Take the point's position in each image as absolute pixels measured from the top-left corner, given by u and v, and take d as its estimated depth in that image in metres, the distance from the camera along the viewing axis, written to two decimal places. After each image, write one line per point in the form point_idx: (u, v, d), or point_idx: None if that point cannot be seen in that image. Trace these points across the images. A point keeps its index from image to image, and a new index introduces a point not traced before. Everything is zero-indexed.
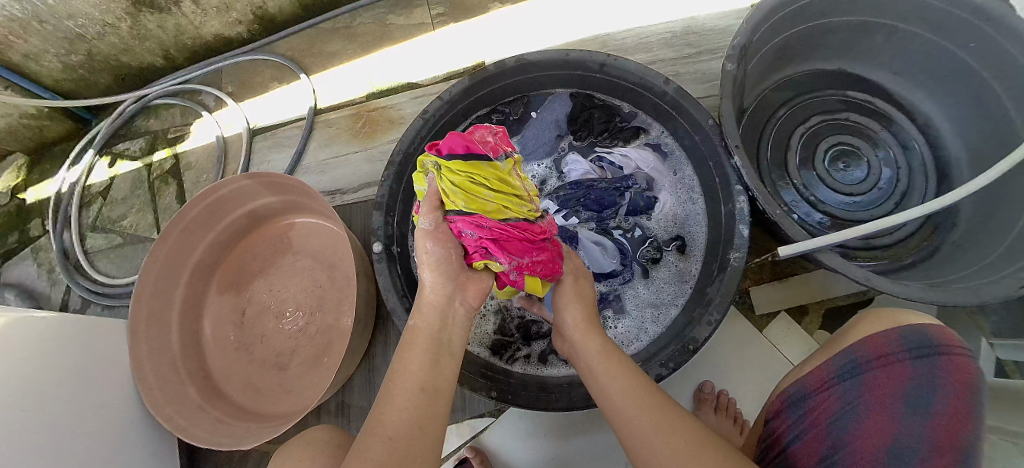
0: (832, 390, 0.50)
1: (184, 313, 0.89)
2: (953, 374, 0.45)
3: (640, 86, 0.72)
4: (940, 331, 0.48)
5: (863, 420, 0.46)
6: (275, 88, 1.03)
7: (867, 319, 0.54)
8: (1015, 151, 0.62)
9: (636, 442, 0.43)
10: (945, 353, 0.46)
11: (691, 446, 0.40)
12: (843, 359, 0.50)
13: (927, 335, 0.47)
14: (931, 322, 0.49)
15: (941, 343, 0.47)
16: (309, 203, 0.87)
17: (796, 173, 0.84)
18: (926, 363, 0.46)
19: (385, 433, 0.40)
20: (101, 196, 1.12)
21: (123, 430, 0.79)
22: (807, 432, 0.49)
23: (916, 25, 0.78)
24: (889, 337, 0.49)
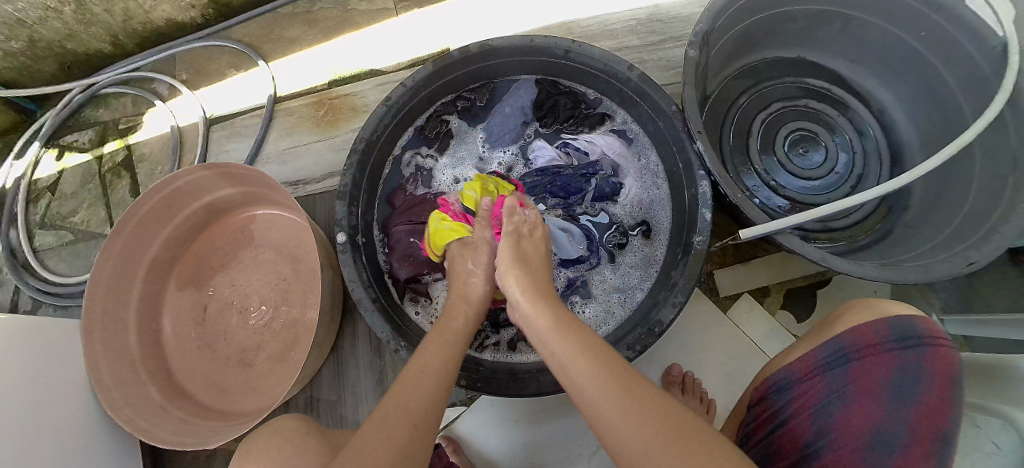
0: (819, 377, 0.51)
1: (142, 311, 0.85)
2: (936, 364, 0.47)
3: (604, 72, 0.71)
4: (926, 323, 0.49)
5: (848, 407, 0.48)
6: (232, 76, 0.99)
7: (854, 307, 0.54)
8: (965, 134, 0.64)
9: (605, 434, 0.39)
10: (930, 345, 0.47)
11: (666, 436, 0.37)
12: (832, 347, 0.51)
13: (914, 326, 0.48)
14: (918, 313, 0.50)
15: (927, 334, 0.48)
16: (271, 195, 0.84)
17: (758, 158, 0.86)
18: (911, 353, 0.48)
19: None
20: (48, 191, 1.06)
21: (80, 433, 0.76)
22: (794, 417, 0.51)
23: (872, 14, 0.81)
24: (878, 328, 0.49)
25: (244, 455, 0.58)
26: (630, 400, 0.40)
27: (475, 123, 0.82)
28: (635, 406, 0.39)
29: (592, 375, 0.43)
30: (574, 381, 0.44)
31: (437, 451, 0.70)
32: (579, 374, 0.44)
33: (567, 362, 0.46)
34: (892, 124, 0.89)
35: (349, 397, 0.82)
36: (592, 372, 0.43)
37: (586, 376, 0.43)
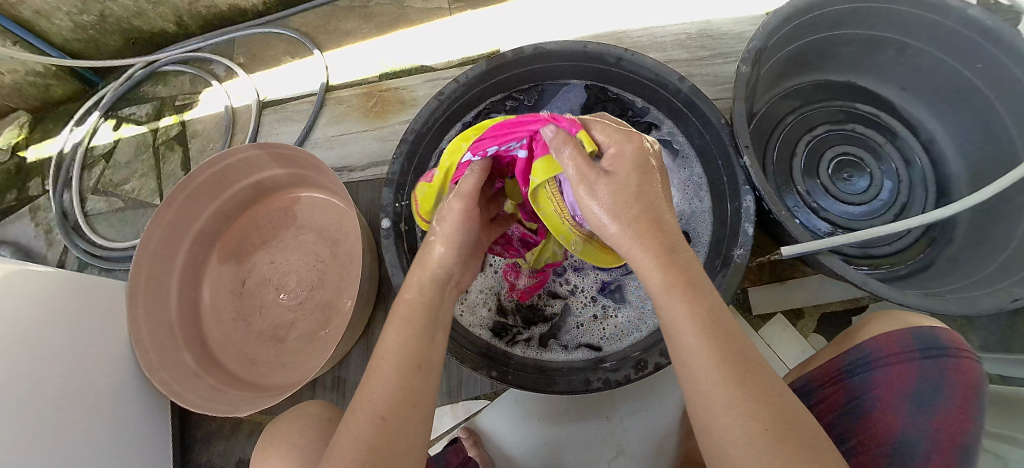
0: (841, 384, 0.52)
1: (184, 280, 0.89)
2: (959, 375, 0.47)
3: (655, 82, 0.73)
4: (950, 334, 0.49)
5: (869, 414, 0.49)
6: (287, 62, 1.03)
7: (878, 318, 0.55)
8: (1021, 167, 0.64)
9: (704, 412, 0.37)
10: (954, 355, 0.47)
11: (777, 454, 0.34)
12: (854, 356, 0.52)
13: (938, 336, 0.48)
14: (942, 325, 0.50)
15: (951, 345, 0.48)
16: (316, 177, 0.87)
17: (801, 180, 0.85)
18: (934, 363, 0.48)
19: (397, 409, 0.41)
20: (104, 159, 1.11)
21: (117, 392, 0.79)
22: (815, 422, 0.52)
23: (926, 43, 0.80)
24: (901, 338, 0.49)
25: (278, 425, 0.60)
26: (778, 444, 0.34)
27: None
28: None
29: (762, 440, 0.34)
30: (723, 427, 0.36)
31: (451, 449, 0.71)
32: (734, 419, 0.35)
33: (724, 408, 0.36)
34: (939, 155, 0.87)
35: None
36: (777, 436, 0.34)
37: (753, 433, 0.35)
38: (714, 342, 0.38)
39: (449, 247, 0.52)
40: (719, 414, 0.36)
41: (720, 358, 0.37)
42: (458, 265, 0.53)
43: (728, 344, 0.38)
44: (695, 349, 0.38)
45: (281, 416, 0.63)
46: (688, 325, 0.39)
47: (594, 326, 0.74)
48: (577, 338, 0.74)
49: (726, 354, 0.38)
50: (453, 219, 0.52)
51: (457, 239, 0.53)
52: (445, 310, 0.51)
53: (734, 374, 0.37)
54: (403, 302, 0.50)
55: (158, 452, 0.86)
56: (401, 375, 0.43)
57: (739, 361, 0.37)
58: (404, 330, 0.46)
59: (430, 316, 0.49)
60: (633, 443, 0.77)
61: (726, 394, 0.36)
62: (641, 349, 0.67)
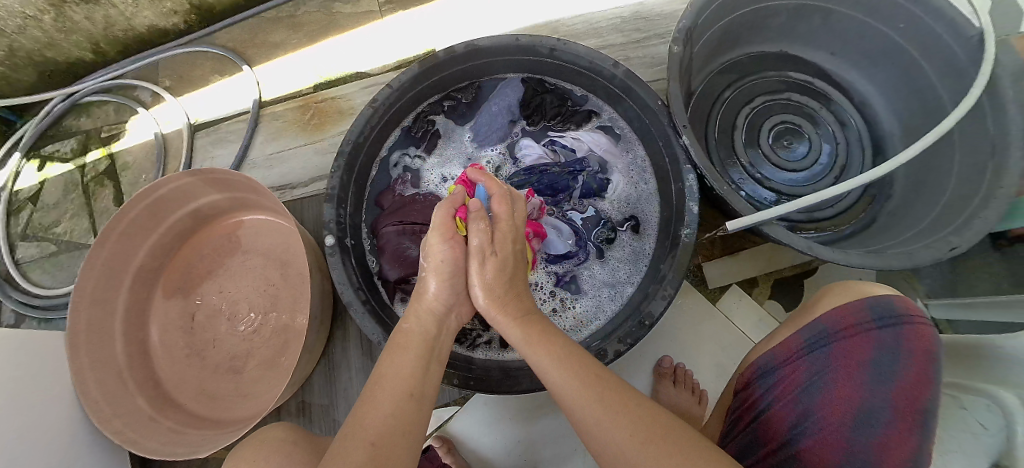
0: (802, 360, 0.51)
1: (129, 321, 0.84)
2: (914, 341, 0.48)
3: (590, 70, 0.72)
4: (903, 301, 0.50)
5: (831, 386, 0.48)
6: (216, 81, 0.98)
7: (833, 291, 0.56)
8: (945, 123, 0.66)
9: (603, 451, 0.40)
10: (907, 322, 0.48)
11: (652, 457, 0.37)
12: (813, 331, 0.52)
13: (891, 305, 0.50)
14: (895, 293, 0.52)
15: (905, 312, 0.49)
16: (256, 199, 0.83)
17: (743, 152, 0.87)
18: (890, 331, 0.49)
19: (350, 438, 0.39)
20: (30, 202, 1.04)
21: (67, 448, 0.74)
22: (778, 400, 0.51)
23: (851, 8, 0.82)
24: (858, 308, 0.50)
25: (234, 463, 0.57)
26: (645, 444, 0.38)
27: (462, 123, 0.82)
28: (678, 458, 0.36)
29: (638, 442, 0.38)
30: (609, 441, 0.40)
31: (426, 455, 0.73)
32: (615, 440, 0.39)
33: (610, 441, 0.40)
34: (873, 116, 0.90)
35: (341, 400, 0.81)
36: (637, 432, 0.39)
37: (624, 436, 0.39)
38: (577, 382, 0.44)
39: (441, 281, 0.52)
40: (604, 434, 0.40)
41: (584, 386, 0.44)
42: (455, 299, 0.54)
43: (588, 373, 0.45)
44: (568, 387, 0.44)
45: (238, 450, 0.60)
46: (562, 373, 0.46)
47: (554, 319, 0.74)
48: None
49: (581, 381, 0.44)
50: (439, 255, 0.52)
51: (447, 273, 0.52)
52: (443, 341, 0.51)
53: (594, 389, 0.43)
54: (401, 334, 0.49)
55: None
56: (395, 405, 0.41)
57: (604, 386, 0.44)
58: (400, 359, 0.45)
59: (428, 347, 0.49)
60: None
61: (601, 408, 0.42)
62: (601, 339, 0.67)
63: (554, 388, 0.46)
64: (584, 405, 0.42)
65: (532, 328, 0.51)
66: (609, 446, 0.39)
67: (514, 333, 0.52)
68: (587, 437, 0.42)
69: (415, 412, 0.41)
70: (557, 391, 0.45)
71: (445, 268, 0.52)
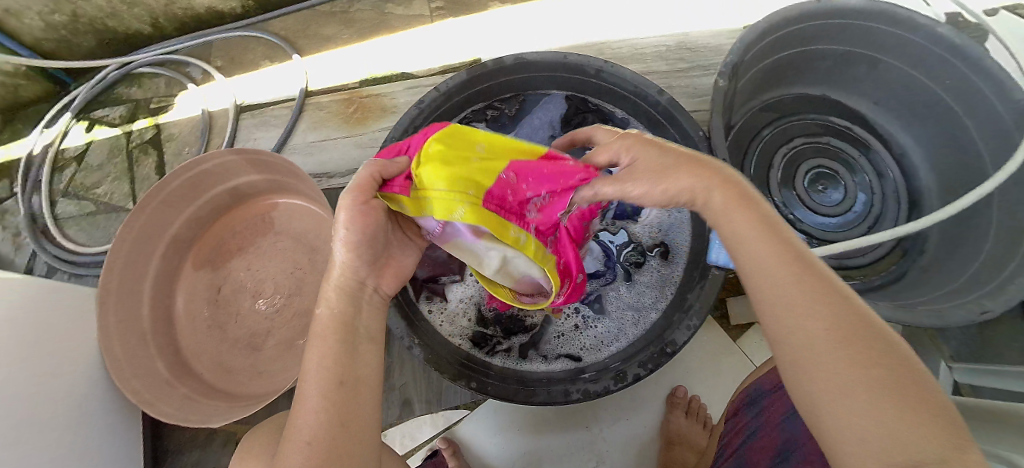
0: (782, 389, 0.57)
1: (157, 287, 0.86)
2: None
3: (635, 94, 0.73)
4: None
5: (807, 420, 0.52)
6: (265, 67, 1.01)
7: None
8: (986, 184, 0.65)
9: (788, 332, 0.38)
10: None
11: (846, 360, 0.35)
12: None
13: None
14: None
15: None
16: (294, 184, 0.85)
17: (777, 190, 0.88)
18: None
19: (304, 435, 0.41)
20: (75, 161, 1.07)
21: (88, 402, 0.75)
22: (762, 430, 0.57)
23: (899, 59, 0.81)
24: None
25: (248, 444, 0.58)
26: (858, 353, 0.35)
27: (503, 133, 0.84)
28: (880, 379, 0.34)
29: (842, 347, 0.36)
30: (800, 324, 0.38)
31: None
32: (812, 333, 0.37)
33: (806, 328, 0.37)
34: (911, 169, 0.90)
35: None
36: (825, 319, 0.37)
37: (819, 335, 0.37)
38: (792, 269, 0.40)
39: (353, 249, 0.48)
40: (795, 327, 0.38)
41: (802, 274, 0.40)
42: (369, 270, 0.50)
43: (807, 264, 0.40)
44: (775, 268, 0.41)
45: (252, 431, 0.60)
46: (764, 254, 0.41)
47: (575, 335, 0.74)
48: (557, 348, 0.74)
49: (791, 262, 0.41)
50: (348, 220, 0.47)
51: (358, 243, 0.48)
52: (367, 318, 0.49)
53: (798, 283, 0.39)
54: (318, 322, 0.47)
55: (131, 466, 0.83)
56: (322, 395, 0.43)
57: (820, 280, 0.39)
58: (320, 350, 0.45)
59: (350, 330, 0.47)
60: (613, 451, 0.77)
61: (809, 301, 0.38)
62: (622, 361, 0.67)
63: (753, 267, 0.42)
64: (775, 279, 0.40)
65: (740, 198, 0.45)
66: (799, 337, 0.38)
67: (740, 216, 0.44)
68: (774, 321, 0.40)
69: (348, 398, 0.43)
70: (753, 274, 0.42)
71: (354, 240, 0.47)
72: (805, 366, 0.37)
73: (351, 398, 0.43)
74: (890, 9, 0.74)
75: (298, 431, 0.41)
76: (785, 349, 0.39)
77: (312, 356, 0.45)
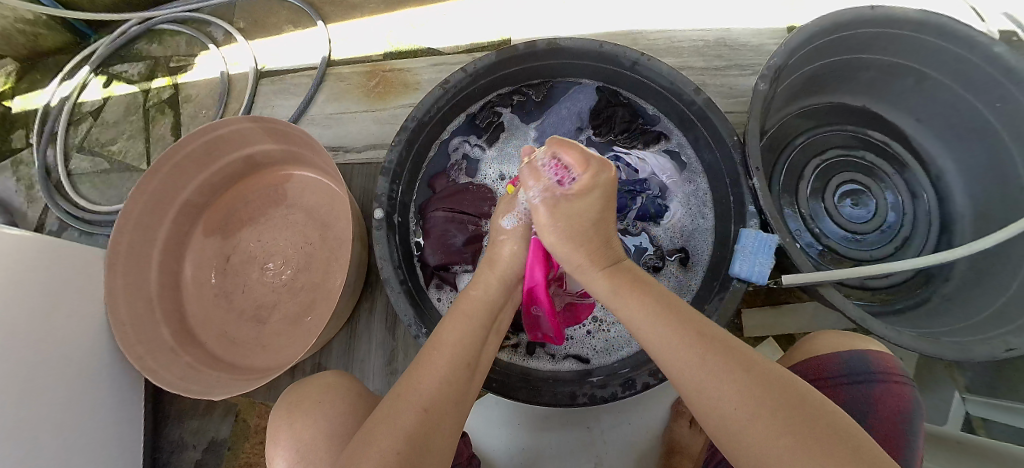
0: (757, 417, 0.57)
1: (166, 252, 0.85)
2: (886, 397, 0.53)
3: (669, 91, 0.70)
4: (881, 359, 0.56)
5: None
6: (288, 32, 0.98)
7: (814, 340, 0.60)
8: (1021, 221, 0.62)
9: (705, 405, 0.40)
10: (881, 380, 0.54)
11: (762, 422, 0.36)
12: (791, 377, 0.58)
13: (868, 362, 0.55)
14: (875, 349, 0.57)
15: (881, 371, 0.54)
16: (309, 157, 0.83)
17: (804, 202, 0.85)
18: (863, 387, 0.54)
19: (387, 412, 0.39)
20: (91, 116, 1.06)
21: (91, 363, 0.75)
22: None
23: (949, 76, 0.76)
24: (835, 363, 0.56)
25: (292, 399, 0.57)
26: (769, 411, 0.36)
27: (528, 120, 0.81)
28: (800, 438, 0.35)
29: (749, 409, 0.37)
30: (708, 396, 0.39)
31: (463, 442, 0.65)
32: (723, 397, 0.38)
33: (716, 394, 0.39)
34: (948, 192, 0.85)
35: (356, 369, 0.81)
36: (730, 383, 0.39)
37: (723, 402, 0.38)
38: (689, 348, 0.42)
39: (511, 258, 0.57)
40: (716, 407, 0.39)
41: (695, 342, 0.42)
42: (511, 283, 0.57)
43: (697, 339, 0.42)
44: (670, 343, 0.43)
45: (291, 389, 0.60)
46: (664, 343, 0.43)
47: (585, 338, 0.73)
48: (565, 348, 0.72)
49: (687, 333, 0.43)
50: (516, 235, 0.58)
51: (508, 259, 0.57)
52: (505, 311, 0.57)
53: (702, 364, 0.40)
54: (466, 299, 0.53)
55: (131, 428, 0.84)
56: (449, 367, 0.45)
57: (715, 348, 0.41)
58: (462, 327, 0.49)
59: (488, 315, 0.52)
60: (612, 455, 0.76)
61: (712, 369, 0.40)
62: (631, 368, 0.65)
63: (660, 353, 0.43)
64: (672, 356, 0.42)
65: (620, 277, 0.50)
66: (715, 408, 0.39)
67: (633, 299, 0.47)
68: (686, 393, 0.41)
69: (467, 381, 0.46)
70: (667, 365, 0.43)
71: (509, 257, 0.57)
72: (731, 432, 0.38)
73: (469, 380, 0.46)
74: (949, 23, 0.68)
75: (415, 396, 0.42)
76: (707, 419, 0.40)
77: (452, 327, 0.49)
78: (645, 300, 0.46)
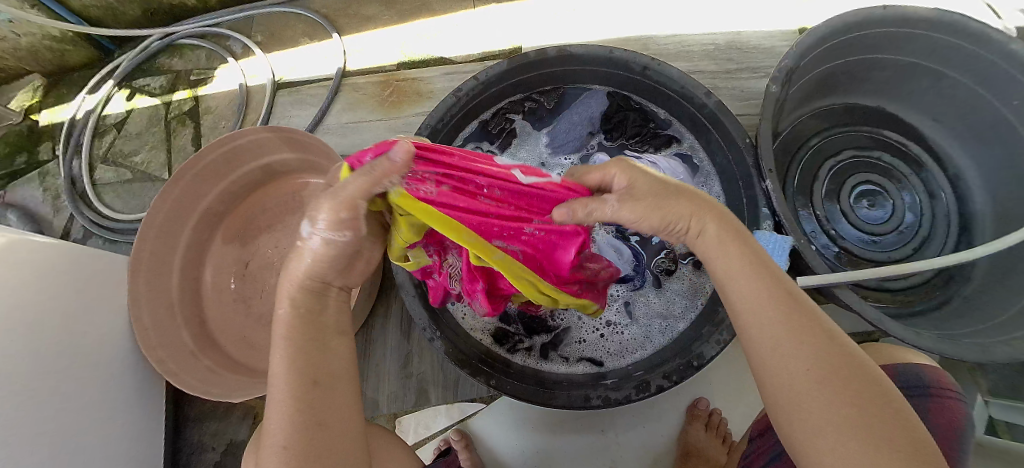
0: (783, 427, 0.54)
1: (187, 259, 0.87)
2: (941, 412, 0.53)
3: (680, 95, 0.70)
4: (937, 376, 0.55)
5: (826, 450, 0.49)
6: (304, 44, 1.01)
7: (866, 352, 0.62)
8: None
9: (775, 368, 0.38)
10: (936, 394, 0.54)
11: (830, 398, 0.35)
12: None
13: (923, 376, 0.55)
14: (929, 364, 0.57)
15: (935, 386, 0.54)
16: (326, 164, 0.85)
17: (820, 203, 0.84)
18: (918, 399, 0.54)
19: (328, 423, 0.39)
20: (115, 128, 1.10)
21: (116, 367, 0.77)
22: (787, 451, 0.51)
23: (964, 75, 0.75)
24: (887, 373, 0.57)
25: None
26: (843, 391, 0.35)
27: (539, 126, 0.82)
28: (865, 422, 0.34)
29: (818, 384, 0.36)
30: (783, 360, 0.38)
31: None
32: (798, 368, 0.37)
33: (790, 361, 0.38)
34: (966, 192, 0.84)
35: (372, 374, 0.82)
36: (810, 355, 0.37)
37: (800, 369, 0.37)
38: (769, 306, 0.40)
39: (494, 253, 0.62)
40: (781, 365, 0.38)
41: (784, 307, 0.40)
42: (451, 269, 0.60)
43: (788, 299, 0.40)
44: (760, 301, 0.41)
45: None
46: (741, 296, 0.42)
47: (599, 341, 0.73)
48: (579, 351, 0.72)
49: (779, 295, 0.41)
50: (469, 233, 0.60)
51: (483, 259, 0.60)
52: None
53: (785, 322, 0.39)
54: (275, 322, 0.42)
55: (153, 430, 0.86)
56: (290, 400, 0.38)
57: (803, 315, 0.39)
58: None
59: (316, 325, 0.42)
60: (628, 459, 0.76)
61: (794, 337, 0.38)
62: (645, 371, 0.65)
63: (741, 299, 0.42)
64: (760, 313, 0.40)
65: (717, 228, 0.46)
66: (784, 373, 0.38)
67: (732, 247, 0.45)
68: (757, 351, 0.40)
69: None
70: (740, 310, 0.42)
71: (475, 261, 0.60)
72: (792, 399, 0.37)
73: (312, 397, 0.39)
74: (963, 20, 0.69)
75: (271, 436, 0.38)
76: (767, 381, 0.39)
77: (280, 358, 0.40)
78: (747, 257, 0.43)
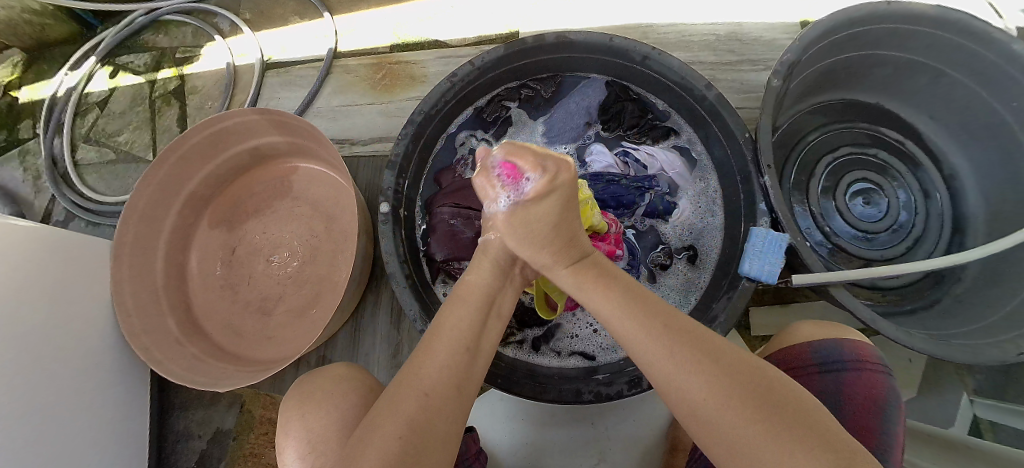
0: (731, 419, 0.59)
1: (171, 244, 0.85)
2: (860, 386, 0.52)
3: (680, 87, 0.69)
4: (855, 349, 0.55)
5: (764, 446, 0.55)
6: (294, 23, 0.98)
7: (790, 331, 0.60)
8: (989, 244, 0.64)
9: (680, 397, 0.37)
10: (854, 368, 0.53)
11: (739, 412, 0.35)
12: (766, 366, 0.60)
13: (840, 350, 0.55)
14: (851, 337, 0.56)
15: (853, 359, 0.54)
16: (315, 149, 0.83)
17: (815, 199, 0.84)
18: (837, 374, 0.53)
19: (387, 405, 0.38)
20: (98, 107, 1.06)
21: (98, 354, 0.76)
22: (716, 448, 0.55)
23: (965, 74, 0.74)
24: (805, 352, 0.56)
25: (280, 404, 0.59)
26: (745, 402, 0.35)
27: (536, 115, 0.81)
28: (778, 431, 0.33)
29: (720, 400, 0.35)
30: (681, 386, 0.37)
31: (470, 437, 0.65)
32: (696, 390, 0.36)
33: (687, 383, 0.37)
34: (960, 192, 0.84)
35: (361, 363, 0.81)
36: (699, 372, 0.37)
37: (697, 392, 0.36)
38: (648, 327, 0.40)
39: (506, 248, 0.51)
40: (682, 391, 0.37)
41: (658, 332, 0.40)
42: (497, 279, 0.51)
43: (661, 322, 0.41)
44: (637, 334, 0.41)
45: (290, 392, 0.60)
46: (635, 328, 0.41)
47: (592, 335, 0.72)
48: (571, 345, 0.72)
49: (655, 319, 0.41)
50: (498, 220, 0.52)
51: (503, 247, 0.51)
52: (506, 295, 0.52)
53: (664, 346, 0.39)
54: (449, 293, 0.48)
55: (138, 417, 0.84)
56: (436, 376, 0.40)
57: (682, 338, 0.39)
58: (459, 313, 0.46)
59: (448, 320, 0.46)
60: (617, 452, 0.76)
61: (677, 360, 0.38)
62: (639, 365, 0.65)
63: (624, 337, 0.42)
64: (641, 346, 0.40)
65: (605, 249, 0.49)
66: (687, 398, 0.37)
67: (596, 289, 0.46)
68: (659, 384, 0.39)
69: (468, 365, 0.42)
70: (643, 356, 0.40)
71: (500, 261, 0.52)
72: (706, 423, 0.36)
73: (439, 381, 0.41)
74: (968, 19, 0.68)
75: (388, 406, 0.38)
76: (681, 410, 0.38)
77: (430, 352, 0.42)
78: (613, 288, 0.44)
